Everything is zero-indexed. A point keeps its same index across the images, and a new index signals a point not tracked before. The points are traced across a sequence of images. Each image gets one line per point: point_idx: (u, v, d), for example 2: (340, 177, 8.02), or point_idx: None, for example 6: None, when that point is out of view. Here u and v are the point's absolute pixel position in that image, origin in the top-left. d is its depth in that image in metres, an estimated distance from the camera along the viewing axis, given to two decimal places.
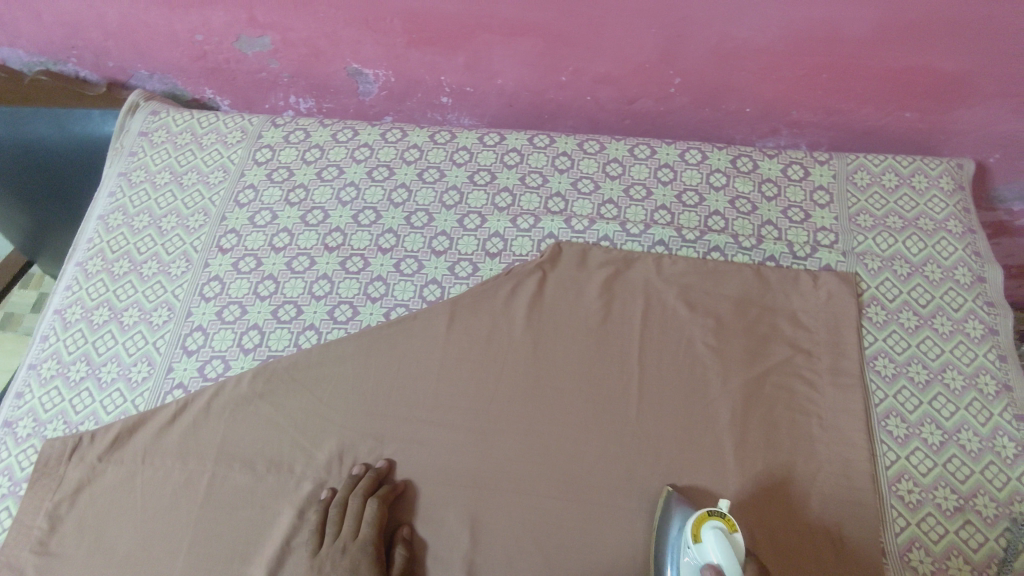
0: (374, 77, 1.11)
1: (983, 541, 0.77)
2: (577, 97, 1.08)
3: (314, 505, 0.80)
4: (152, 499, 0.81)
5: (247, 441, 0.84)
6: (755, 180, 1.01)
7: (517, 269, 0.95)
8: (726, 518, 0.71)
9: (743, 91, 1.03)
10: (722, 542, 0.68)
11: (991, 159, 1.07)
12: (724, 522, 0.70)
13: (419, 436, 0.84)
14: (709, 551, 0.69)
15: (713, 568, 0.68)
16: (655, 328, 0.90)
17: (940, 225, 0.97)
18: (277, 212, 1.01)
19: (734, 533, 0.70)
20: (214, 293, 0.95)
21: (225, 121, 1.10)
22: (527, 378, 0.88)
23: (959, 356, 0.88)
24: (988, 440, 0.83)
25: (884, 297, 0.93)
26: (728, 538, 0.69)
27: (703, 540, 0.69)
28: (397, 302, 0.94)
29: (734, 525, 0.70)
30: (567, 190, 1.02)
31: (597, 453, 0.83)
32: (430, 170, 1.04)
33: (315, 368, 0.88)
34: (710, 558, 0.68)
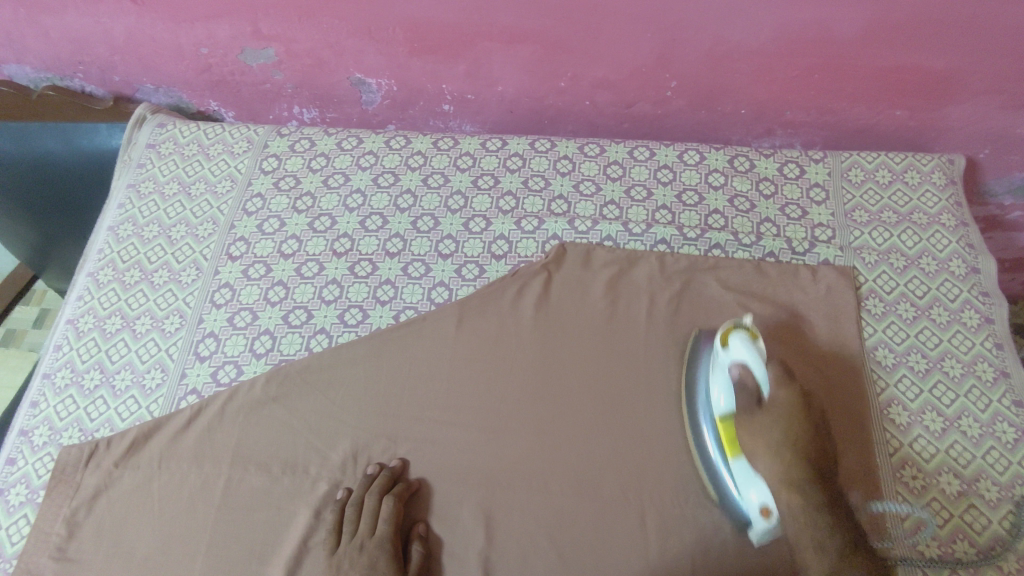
0: (377, 86, 1.13)
1: (987, 524, 0.79)
2: (576, 102, 1.11)
3: (330, 505, 0.81)
4: (169, 503, 0.82)
5: (262, 444, 0.85)
6: (752, 179, 1.04)
7: (523, 269, 0.97)
8: (749, 330, 0.80)
9: (738, 92, 1.05)
10: (748, 343, 0.77)
11: (981, 154, 1.10)
12: (748, 334, 0.80)
13: (431, 435, 0.86)
14: (735, 353, 0.78)
15: (738, 368, 0.78)
16: (661, 324, 0.92)
17: (933, 219, 1.00)
18: (285, 220, 1.03)
19: (758, 340, 0.79)
20: (225, 300, 0.96)
21: (231, 132, 1.12)
22: (536, 375, 0.89)
23: (956, 345, 0.90)
24: (988, 425, 0.85)
25: (882, 289, 0.95)
26: (754, 344, 0.78)
27: (731, 344, 0.79)
28: (406, 305, 0.95)
29: (757, 335, 0.79)
30: (570, 193, 1.04)
31: (606, 446, 0.84)
32: (434, 175, 1.06)
33: (326, 371, 0.90)
34: (735, 357, 0.78)
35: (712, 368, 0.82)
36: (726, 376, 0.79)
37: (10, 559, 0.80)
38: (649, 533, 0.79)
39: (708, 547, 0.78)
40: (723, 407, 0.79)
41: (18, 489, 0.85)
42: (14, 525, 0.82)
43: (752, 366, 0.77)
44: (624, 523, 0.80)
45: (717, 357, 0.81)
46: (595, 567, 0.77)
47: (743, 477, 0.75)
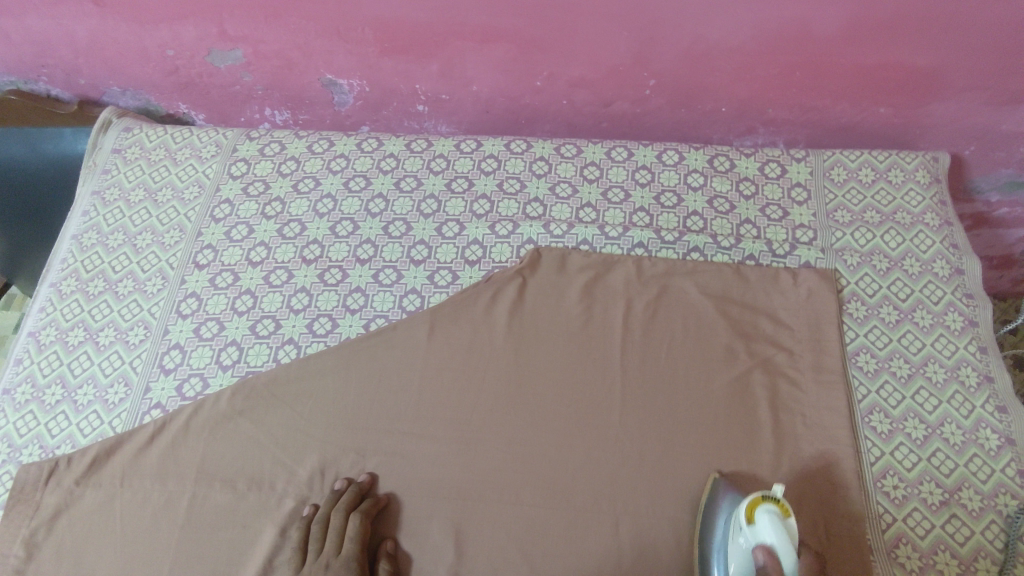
0: (348, 87, 1.10)
1: (969, 535, 0.77)
2: (553, 101, 1.08)
3: (296, 522, 0.79)
4: (131, 522, 0.80)
5: (227, 459, 0.83)
6: (732, 180, 1.01)
7: (497, 275, 0.94)
8: (781, 504, 0.70)
9: (718, 91, 1.03)
10: (777, 523, 0.68)
11: (967, 151, 1.07)
12: (778, 507, 0.70)
13: (400, 449, 0.83)
14: (762, 532, 0.69)
15: (763, 553, 0.68)
16: (638, 331, 0.90)
17: (917, 219, 0.97)
18: (254, 226, 1.00)
19: (789, 519, 0.69)
20: (191, 310, 0.94)
21: (199, 136, 1.09)
22: (509, 384, 0.87)
23: (939, 349, 0.88)
24: (971, 432, 0.83)
25: (864, 292, 0.93)
26: (784, 522, 0.69)
27: (757, 522, 0.69)
28: (377, 313, 0.93)
29: (788, 512, 0.70)
30: (546, 195, 1.01)
31: (581, 458, 0.82)
32: (407, 179, 1.04)
33: (294, 383, 0.87)
34: (761, 540, 0.68)
35: (732, 543, 0.72)
36: (748, 557, 0.69)
37: None
38: (622, 548, 0.77)
39: (682, 562, 0.76)
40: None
41: None
42: None
43: (778, 550, 0.66)
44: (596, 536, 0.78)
45: (741, 529, 0.71)
46: None
47: None
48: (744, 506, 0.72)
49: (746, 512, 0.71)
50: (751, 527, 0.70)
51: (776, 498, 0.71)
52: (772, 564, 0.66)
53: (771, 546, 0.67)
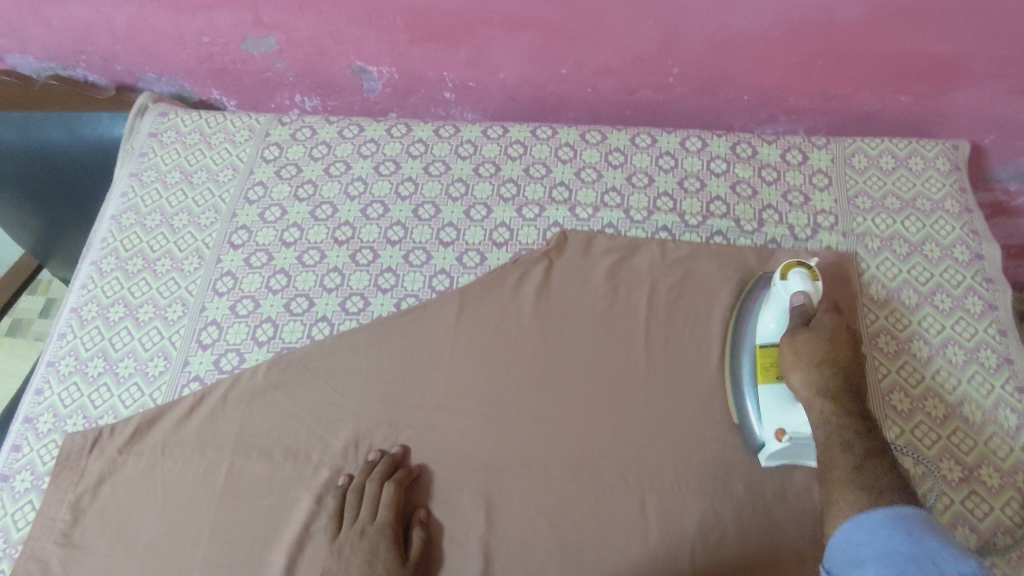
0: (377, 74, 1.13)
1: (988, 510, 0.79)
2: (578, 89, 1.10)
3: (332, 491, 0.82)
4: (173, 489, 0.82)
5: (264, 431, 0.86)
6: (755, 166, 1.03)
7: (524, 257, 0.97)
8: (812, 269, 0.83)
9: (741, 79, 1.04)
10: (807, 283, 0.81)
11: (986, 140, 1.09)
12: (810, 271, 0.82)
13: (432, 422, 0.86)
14: (792, 287, 0.82)
15: (796, 301, 0.81)
16: (662, 311, 0.92)
17: (937, 205, 0.99)
18: (286, 208, 1.03)
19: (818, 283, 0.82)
20: (227, 288, 0.97)
21: (232, 121, 1.12)
22: (538, 361, 0.89)
23: (959, 331, 0.90)
24: (990, 412, 0.85)
25: (884, 276, 0.94)
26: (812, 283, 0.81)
27: (787, 278, 0.82)
28: (407, 292, 0.95)
29: (818, 276, 0.82)
30: (571, 180, 1.04)
31: (607, 433, 0.84)
32: (436, 163, 1.06)
33: (328, 358, 0.90)
34: (792, 288, 0.81)
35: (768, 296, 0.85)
36: (781, 305, 0.83)
37: (15, 545, 0.81)
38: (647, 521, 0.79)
39: (708, 535, 0.78)
40: (769, 335, 0.83)
41: (23, 476, 0.85)
42: (20, 511, 0.83)
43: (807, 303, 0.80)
44: (622, 508, 0.80)
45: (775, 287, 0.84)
46: (594, 554, 0.78)
47: (772, 398, 0.80)
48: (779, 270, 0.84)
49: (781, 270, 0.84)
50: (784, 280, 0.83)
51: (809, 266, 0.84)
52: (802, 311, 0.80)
53: (805, 292, 0.80)
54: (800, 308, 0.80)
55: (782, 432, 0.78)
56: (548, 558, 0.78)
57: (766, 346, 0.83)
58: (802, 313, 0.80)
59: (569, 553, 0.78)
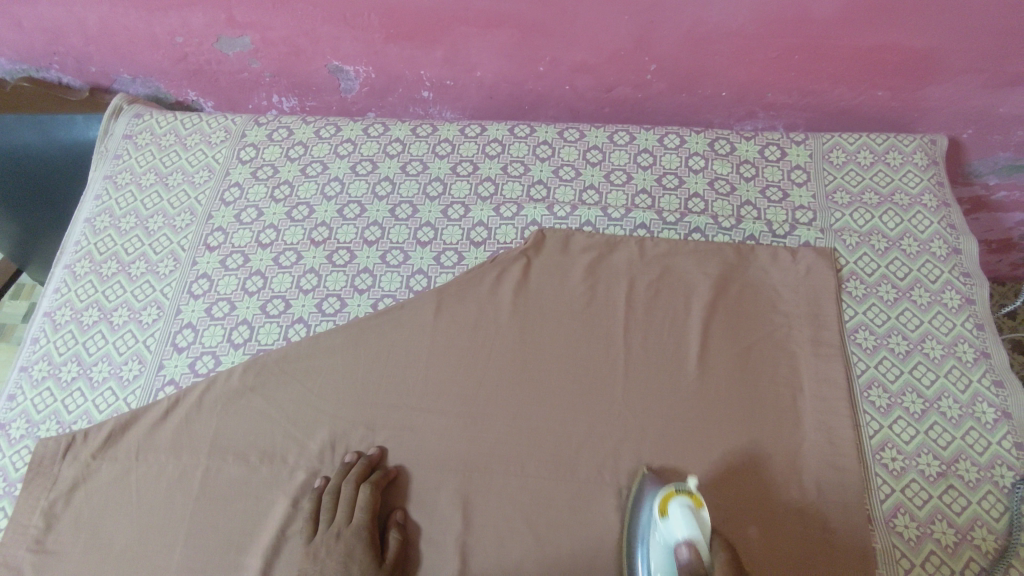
0: (354, 74, 1.12)
1: (965, 505, 0.78)
2: (556, 86, 1.10)
3: (308, 493, 0.81)
4: (147, 494, 0.82)
5: (239, 434, 0.85)
6: (733, 162, 1.03)
7: (502, 256, 0.96)
8: (693, 496, 0.72)
9: (718, 75, 1.04)
10: (690, 515, 0.69)
11: (964, 135, 1.09)
12: (690, 499, 0.71)
13: (409, 423, 0.85)
14: (675, 526, 0.69)
15: (686, 547, 0.68)
16: (641, 309, 0.92)
17: (915, 200, 0.99)
18: (262, 209, 1.02)
19: (701, 509, 0.70)
20: (202, 290, 0.96)
21: (208, 122, 1.11)
22: (516, 360, 0.89)
23: (937, 326, 0.90)
24: (967, 405, 0.85)
25: (862, 271, 0.94)
26: (695, 514, 0.70)
27: (670, 515, 0.70)
28: (384, 293, 0.95)
29: (701, 503, 0.71)
30: (549, 178, 1.03)
31: (585, 431, 0.84)
32: (413, 162, 1.05)
33: (304, 360, 0.89)
34: (677, 534, 0.69)
35: (651, 534, 0.73)
36: (666, 554, 0.70)
37: None
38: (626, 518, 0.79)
39: None
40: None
41: None
42: None
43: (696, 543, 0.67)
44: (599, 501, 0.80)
45: (658, 527, 0.72)
46: (572, 553, 0.77)
47: None
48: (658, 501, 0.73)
49: (659, 508, 0.72)
50: (663, 521, 0.71)
51: (689, 491, 0.73)
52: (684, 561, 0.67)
53: (690, 541, 0.68)
54: (688, 566, 0.66)
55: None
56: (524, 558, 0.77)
57: None
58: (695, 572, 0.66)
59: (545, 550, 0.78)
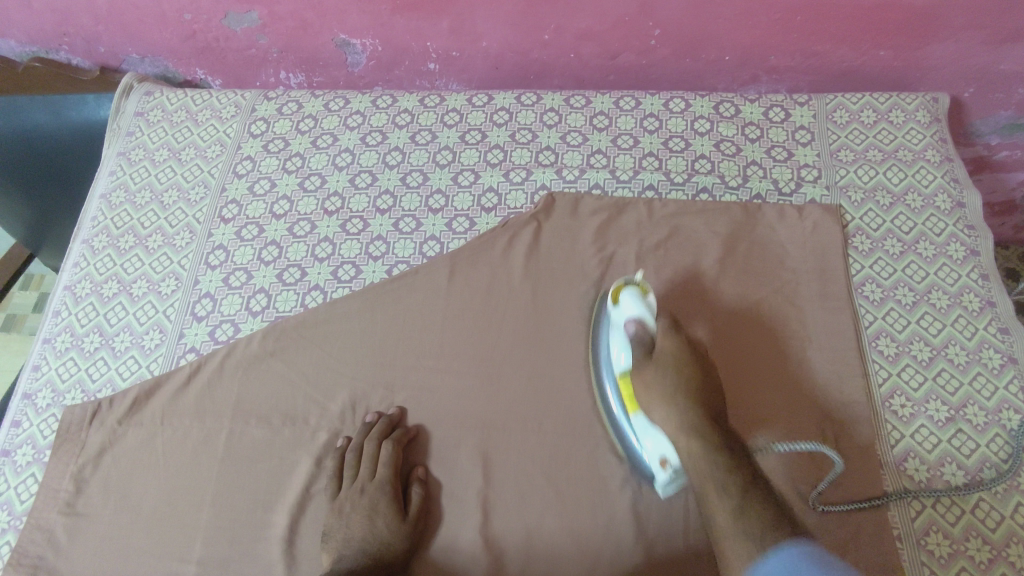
0: (361, 47, 1.13)
1: (974, 447, 0.80)
2: (561, 55, 1.11)
3: (331, 453, 0.83)
4: (174, 456, 0.84)
5: (261, 398, 0.87)
6: (738, 124, 1.04)
7: (513, 220, 0.98)
8: (641, 286, 0.84)
9: (722, 38, 1.05)
10: (638, 299, 0.81)
11: (965, 94, 1.10)
12: (639, 288, 0.83)
13: (427, 382, 0.87)
14: (626, 307, 0.82)
15: (634, 324, 0.81)
16: (651, 268, 0.93)
17: (918, 156, 1.00)
18: (275, 181, 1.04)
19: (649, 296, 0.82)
20: (219, 261, 0.97)
21: (218, 98, 1.12)
22: (530, 319, 0.91)
23: (943, 278, 0.91)
24: (974, 353, 0.86)
25: (868, 226, 0.96)
26: (644, 299, 0.82)
27: (622, 300, 0.83)
28: (398, 259, 0.96)
29: (648, 290, 0.83)
30: (557, 144, 1.05)
31: (601, 385, 0.86)
32: (422, 132, 1.07)
33: (322, 325, 0.91)
34: (628, 314, 0.81)
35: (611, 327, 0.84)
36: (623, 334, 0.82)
37: (20, 517, 0.82)
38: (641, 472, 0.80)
39: None
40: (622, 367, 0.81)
41: (25, 450, 0.86)
42: (23, 484, 0.84)
43: (644, 318, 0.80)
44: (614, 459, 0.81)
45: (614, 315, 0.84)
46: (592, 502, 0.79)
47: (645, 430, 0.78)
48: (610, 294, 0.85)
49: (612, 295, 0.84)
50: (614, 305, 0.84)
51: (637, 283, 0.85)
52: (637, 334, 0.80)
53: (639, 317, 0.80)
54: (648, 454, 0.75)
55: (664, 461, 0.75)
56: (545, 510, 0.79)
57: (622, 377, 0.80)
58: (642, 341, 0.80)
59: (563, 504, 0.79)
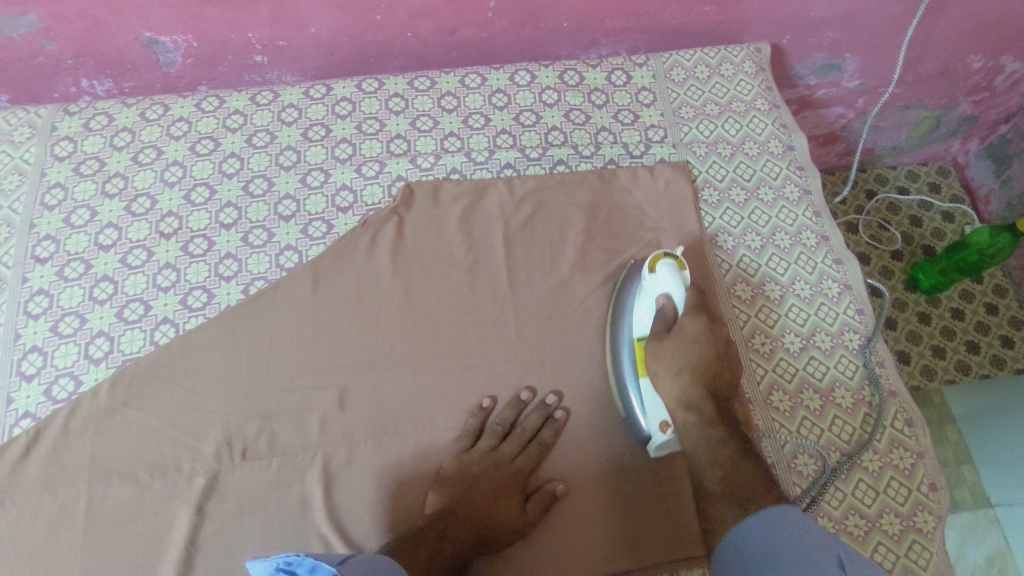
0: (173, 45, 1.02)
1: (824, 371, 0.88)
2: (397, 35, 1.06)
3: (213, 497, 0.77)
4: (25, 539, 0.74)
5: (120, 454, 0.78)
6: (584, 92, 1.06)
7: (372, 218, 0.93)
8: (678, 258, 0.81)
9: (556, 6, 1.05)
10: (674, 274, 0.79)
11: (784, 41, 1.17)
12: (676, 262, 0.81)
13: (307, 402, 0.82)
14: (662, 281, 0.79)
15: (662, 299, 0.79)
16: (521, 248, 0.93)
17: (750, 105, 1.07)
18: (95, 208, 0.93)
19: (683, 270, 0.80)
20: (42, 309, 0.86)
21: (7, 118, 0.99)
22: (404, 319, 0.88)
23: (783, 219, 0.99)
24: (816, 285, 0.94)
25: (714, 179, 1.01)
26: (679, 272, 0.80)
27: (658, 272, 0.80)
28: (254, 276, 0.90)
29: (684, 264, 0.81)
30: (407, 131, 1.01)
31: (486, 373, 0.85)
32: (259, 133, 0.99)
33: (179, 362, 0.83)
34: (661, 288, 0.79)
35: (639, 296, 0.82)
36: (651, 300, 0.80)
37: None
38: (541, 431, 0.81)
39: (596, 449, 0.81)
40: (645, 327, 0.80)
41: None
42: None
43: (673, 295, 0.78)
44: (540, 423, 0.80)
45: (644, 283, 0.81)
46: None
47: (648, 396, 0.77)
48: (646, 262, 0.82)
49: (648, 263, 0.81)
50: (653, 276, 0.80)
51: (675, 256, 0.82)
52: (669, 304, 0.78)
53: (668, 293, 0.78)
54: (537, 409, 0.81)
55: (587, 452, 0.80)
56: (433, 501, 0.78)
57: (641, 339, 0.80)
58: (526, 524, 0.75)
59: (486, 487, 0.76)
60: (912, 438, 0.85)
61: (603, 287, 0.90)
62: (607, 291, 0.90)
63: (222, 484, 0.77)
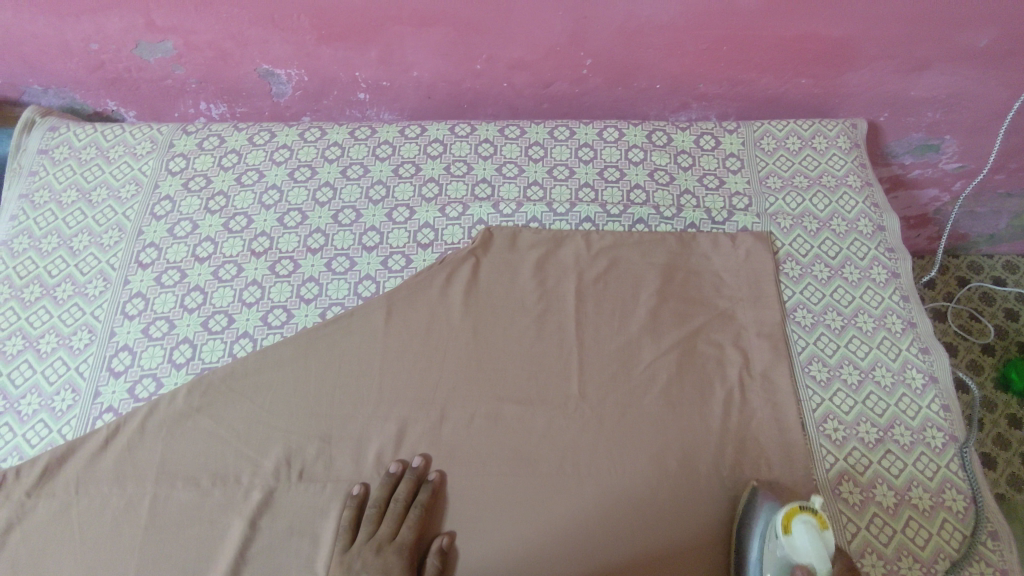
0: (286, 77, 1.09)
1: (901, 466, 0.83)
2: (494, 84, 1.10)
3: (265, 513, 0.78)
4: (92, 528, 0.78)
5: (187, 458, 0.82)
6: (670, 153, 1.06)
7: (450, 257, 0.96)
8: (817, 514, 0.72)
9: (651, 68, 1.07)
10: (817, 538, 0.70)
11: (882, 119, 1.15)
12: (816, 518, 0.71)
13: (367, 430, 0.84)
14: (803, 548, 0.70)
15: (802, 573, 0.69)
16: (592, 302, 0.93)
17: (841, 181, 1.04)
18: (197, 221, 0.99)
19: (825, 532, 0.71)
20: (138, 311, 0.92)
21: (132, 133, 1.07)
22: (469, 360, 0.89)
23: (868, 301, 0.95)
24: (898, 373, 0.89)
25: (797, 253, 0.98)
26: (821, 537, 0.70)
27: (796, 534, 0.71)
28: (332, 301, 0.93)
29: (825, 525, 0.71)
30: (492, 176, 1.04)
31: (541, 427, 0.84)
32: (353, 166, 1.04)
33: (252, 376, 0.87)
34: (803, 561, 0.70)
35: (768, 556, 0.72)
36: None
37: None
38: (415, 497, 0.79)
39: (649, 520, 0.78)
40: None
41: None
42: None
43: (816, 566, 0.69)
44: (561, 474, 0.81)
45: (778, 540, 0.72)
46: (520, 537, 0.77)
47: None
48: (779, 515, 0.72)
49: (781, 521, 0.72)
50: (789, 538, 0.71)
51: (811, 508, 0.72)
52: None
53: (811, 566, 0.69)
54: (589, 470, 0.81)
55: (638, 522, 0.77)
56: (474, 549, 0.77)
57: None
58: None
59: (525, 561, 0.76)
60: (995, 553, 0.77)
61: (673, 350, 0.89)
62: (676, 355, 0.88)
63: (277, 501, 0.79)
